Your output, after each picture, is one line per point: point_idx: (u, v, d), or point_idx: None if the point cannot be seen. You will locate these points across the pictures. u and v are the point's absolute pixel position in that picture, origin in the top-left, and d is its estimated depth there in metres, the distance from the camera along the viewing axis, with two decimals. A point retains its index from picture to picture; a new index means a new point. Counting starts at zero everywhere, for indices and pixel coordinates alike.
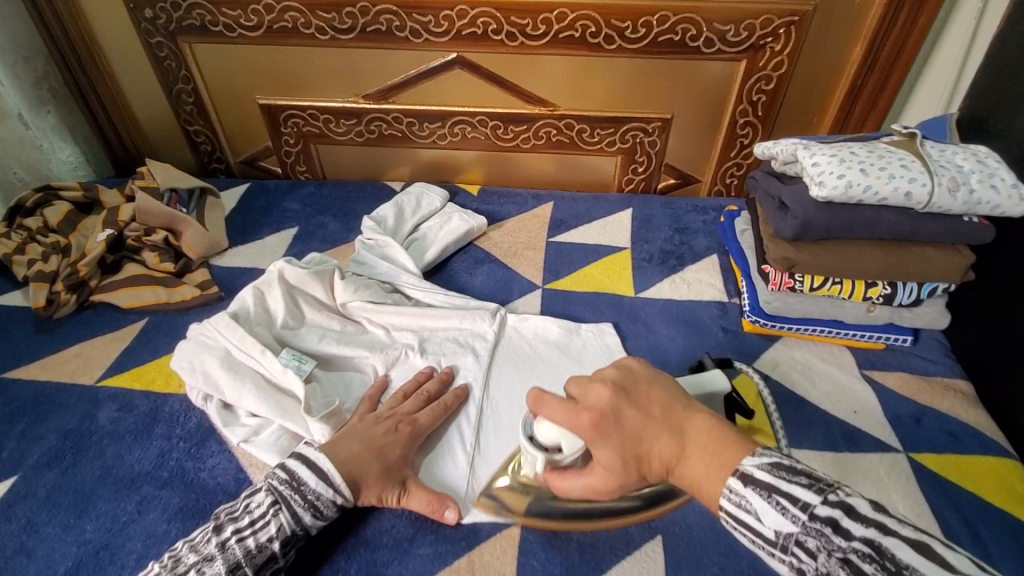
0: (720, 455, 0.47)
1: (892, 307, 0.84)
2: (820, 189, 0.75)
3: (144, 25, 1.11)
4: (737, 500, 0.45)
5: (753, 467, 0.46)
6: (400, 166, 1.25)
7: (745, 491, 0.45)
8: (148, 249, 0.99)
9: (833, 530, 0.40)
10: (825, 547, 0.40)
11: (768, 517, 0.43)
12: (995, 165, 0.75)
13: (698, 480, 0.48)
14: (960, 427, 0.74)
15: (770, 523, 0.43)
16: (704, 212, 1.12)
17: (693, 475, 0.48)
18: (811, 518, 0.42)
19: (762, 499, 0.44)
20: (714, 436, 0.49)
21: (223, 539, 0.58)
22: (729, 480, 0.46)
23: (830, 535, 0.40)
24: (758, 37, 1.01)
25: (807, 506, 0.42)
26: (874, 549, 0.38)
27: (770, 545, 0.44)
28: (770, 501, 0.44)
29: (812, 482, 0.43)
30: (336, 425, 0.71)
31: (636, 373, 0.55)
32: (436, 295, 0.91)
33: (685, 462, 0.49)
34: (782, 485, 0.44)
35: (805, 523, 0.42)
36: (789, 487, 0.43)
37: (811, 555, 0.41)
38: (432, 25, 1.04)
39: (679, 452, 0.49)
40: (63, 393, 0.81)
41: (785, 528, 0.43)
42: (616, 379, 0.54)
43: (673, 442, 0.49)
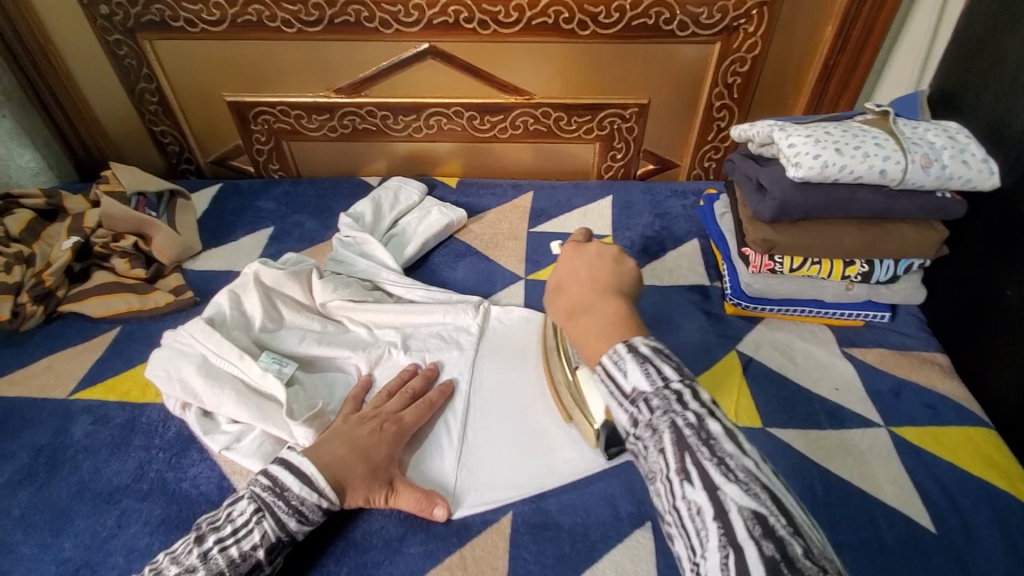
0: (614, 328, 0.53)
1: (870, 285, 0.85)
2: (797, 169, 0.75)
3: (101, 23, 1.07)
4: (615, 359, 0.49)
5: (640, 342, 0.49)
6: (376, 160, 1.23)
7: (626, 354, 0.48)
8: (117, 255, 0.96)
9: (679, 399, 0.45)
10: (666, 408, 0.45)
11: (632, 376, 0.47)
12: (966, 141, 0.75)
13: (584, 333, 0.54)
14: (940, 400, 0.76)
15: (631, 381, 0.47)
16: (684, 197, 1.12)
17: (583, 328, 0.55)
18: (667, 386, 0.46)
19: (635, 363, 0.48)
20: (618, 315, 0.54)
21: (204, 549, 0.57)
22: (617, 345, 0.50)
23: (676, 403, 0.45)
24: (731, 18, 1.00)
25: (669, 377, 0.46)
26: (702, 422, 0.44)
27: (621, 398, 0.47)
28: (641, 366, 0.47)
29: (676, 368, 0.48)
30: (320, 427, 0.70)
31: (622, 263, 0.63)
32: (418, 290, 0.89)
33: (583, 316, 0.56)
34: (656, 359, 0.48)
35: (660, 387, 0.46)
36: (662, 363, 0.47)
37: (650, 410, 0.46)
38: (402, 14, 1.01)
39: (586, 303, 0.57)
40: (35, 408, 0.78)
41: (641, 387, 0.46)
42: (606, 250, 0.65)
43: (590, 298, 0.57)
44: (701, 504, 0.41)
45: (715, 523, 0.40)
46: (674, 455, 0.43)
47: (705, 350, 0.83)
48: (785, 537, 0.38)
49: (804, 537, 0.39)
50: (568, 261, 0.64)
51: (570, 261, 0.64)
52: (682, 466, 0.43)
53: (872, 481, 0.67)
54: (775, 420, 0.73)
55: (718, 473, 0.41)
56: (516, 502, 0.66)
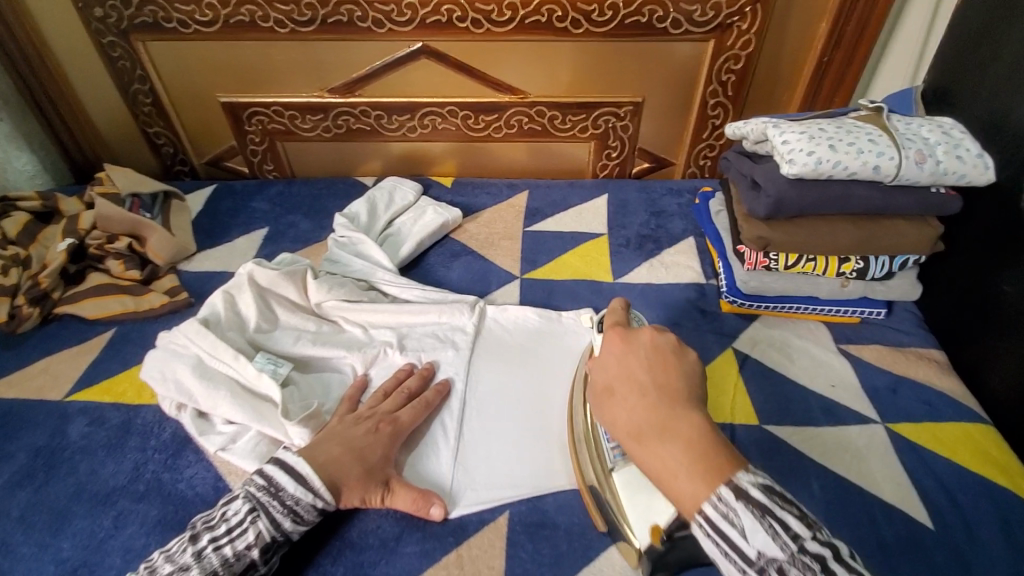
0: (702, 463, 0.45)
1: (865, 281, 0.85)
2: (791, 166, 0.75)
3: (95, 25, 1.07)
4: (722, 510, 0.43)
5: (747, 482, 0.43)
6: (370, 161, 1.23)
7: (737, 505, 0.42)
8: (112, 257, 0.96)
9: (821, 567, 0.41)
10: None
11: (755, 537, 0.42)
12: (959, 136, 0.76)
13: (661, 462, 0.46)
14: (935, 394, 0.76)
15: (756, 543, 0.42)
16: (679, 195, 1.12)
17: (658, 459, 0.46)
18: (801, 551, 0.41)
19: (753, 518, 0.42)
20: (703, 445, 0.46)
21: (199, 548, 0.57)
22: (718, 489, 0.43)
23: (818, 573, 0.40)
24: (724, 16, 1.00)
25: (800, 536, 0.42)
26: None
27: (746, 565, 0.42)
28: (761, 522, 0.42)
29: (800, 515, 0.43)
30: (315, 427, 0.69)
31: (682, 357, 0.53)
32: (413, 290, 0.89)
33: (657, 440, 0.47)
34: (773, 507, 0.42)
35: (794, 552, 0.41)
36: (783, 513, 0.42)
37: None
38: (396, 14, 1.01)
39: (656, 421, 0.48)
40: (31, 410, 0.78)
41: (769, 552, 0.41)
42: (661, 339, 0.54)
43: (660, 416, 0.48)
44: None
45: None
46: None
47: (701, 347, 0.83)
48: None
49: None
50: (616, 357, 0.54)
51: (620, 360, 0.53)
52: None
53: (868, 476, 0.67)
54: (771, 416, 0.73)
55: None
56: (513, 502, 0.66)
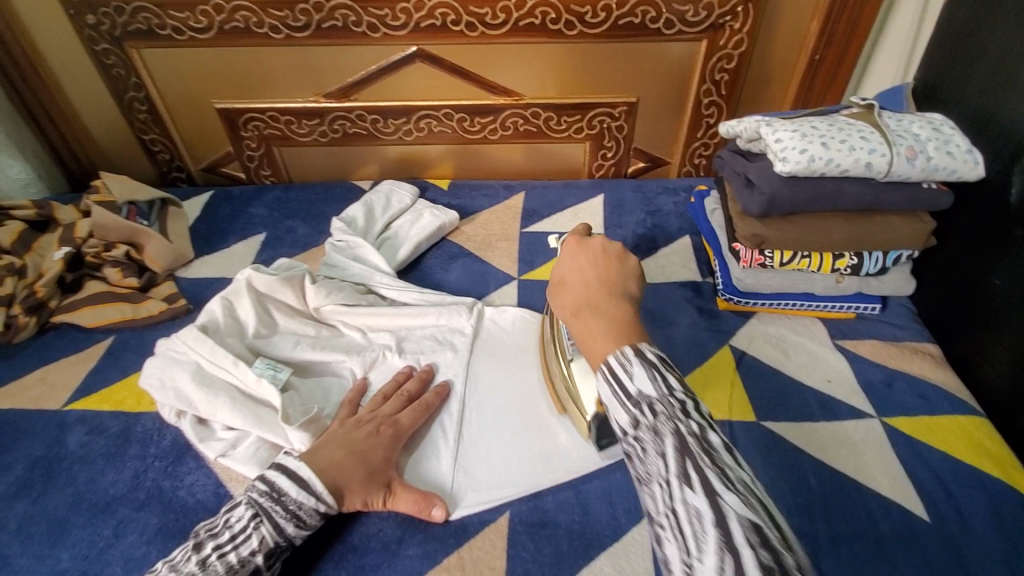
0: (620, 329, 0.53)
1: (860, 278, 0.85)
2: (784, 164, 0.76)
3: (88, 33, 1.07)
4: (621, 360, 0.49)
5: (646, 349, 0.51)
6: (367, 164, 1.23)
7: (633, 357, 0.49)
8: (109, 265, 0.95)
9: (683, 409, 0.46)
10: (670, 414, 0.45)
11: (639, 379, 0.48)
12: (950, 132, 0.76)
13: (587, 330, 0.55)
14: (931, 390, 0.77)
15: (638, 384, 0.48)
16: (675, 194, 1.13)
17: (587, 326, 0.55)
18: (672, 394, 0.47)
19: (643, 367, 0.48)
20: (622, 324, 0.54)
21: (204, 557, 0.56)
22: (624, 348, 0.51)
23: (680, 412, 0.46)
24: (717, 16, 1.01)
25: (674, 387, 0.47)
26: (703, 435, 0.45)
27: (625, 400, 0.48)
28: (647, 372, 0.48)
29: (678, 380, 0.49)
30: (316, 431, 0.70)
31: (625, 259, 0.62)
32: (411, 293, 0.90)
33: (589, 314, 0.56)
34: (662, 367, 0.49)
35: (666, 395, 0.47)
36: (666, 372, 0.49)
37: (654, 414, 0.46)
38: (390, 18, 1.01)
39: (593, 302, 0.57)
40: (30, 419, 0.78)
41: (647, 391, 0.47)
42: (611, 245, 0.64)
43: (596, 298, 0.57)
44: (700, 507, 0.40)
45: (715, 530, 0.39)
46: (674, 460, 0.43)
47: (698, 345, 0.83)
48: (780, 548, 0.38)
49: (794, 554, 0.39)
50: (571, 256, 0.64)
51: (573, 258, 0.63)
52: (683, 471, 0.43)
53: (866, 471, 0.68)
54: (768, 413, 0.74)
55: (717, 480, 0.41)
56: (513, 500, 0.66)
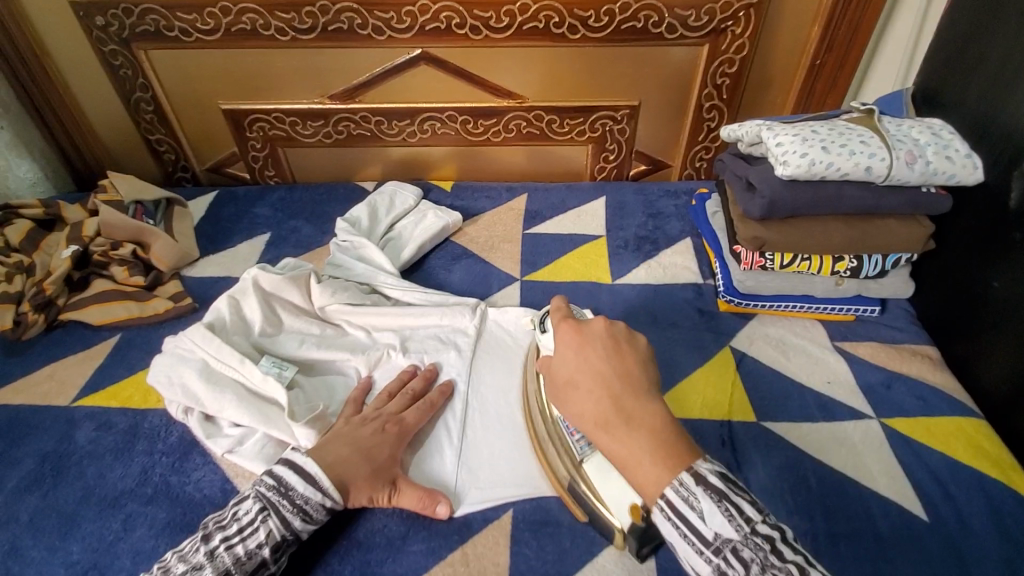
0: (663, 449, 0.51)
1: (859, 279, 0.86)
2: (785, 167, 0.77)
3: (96, 33, 1.08)
4: (683, 494, 0.49)
5: (706, 470, 0.50)
6: (371, 166, 1.24)
7: (697, 489, 0.49)
8: (116, 263, 0.96)
9: (770, 546, 0.47)
10: (760, 559, 0.46)
11: (713, 520, 0.48)
12: (948, 137, 0.77)
13: (627, 450, 0.52)
14: (927, 389, 0.78)
15: (713, 525, 0.48)
16: (676, 196, 1.14)
17: (623, 446, 0.52)
18: (753, 532, 0.47)
19: (711, 501, 0.48)
20: (662, 443, 0.51)
21: (211, 547, 0.57)
22: (679, 475, 0.50)
23: (767, 551, 0.46)
24: (719, 20, 1.02)
25: (751, 518, 0.48)
26: (802, 571, 0.45)
27: (704, 547, 0.48)
28: (718, 505, 0.48)
29: (750, 502, 0.49)
30: (321, 428, 0.71)
31: (634, 344, 0.60)
32: (415, 293, 0.90)
33: (623, 427, 0.53)
34: (730, 494, 0.49)
35: (746, 534, 0.47)
36: (737, 498, 0.49)
37: (744, 563, 0.47)
38: (395, 21, 1.03)
39: (622, 410, 0.54)
40: (39, 415, 0.79)
41: (725, 532, 0.48)
42: (613, 328, 0.61)
43: (624, 406, 0.54)
44: None
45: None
46: None
47: (699, 346, 0.84)
48: None
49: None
50: (574, 350, 0.59)
51: (577, 354, 0.59)
52: None
53: (863, 470, 0.69)
54: (768, 413, 0.75)
55: None
56: (516, 500, 0.67)
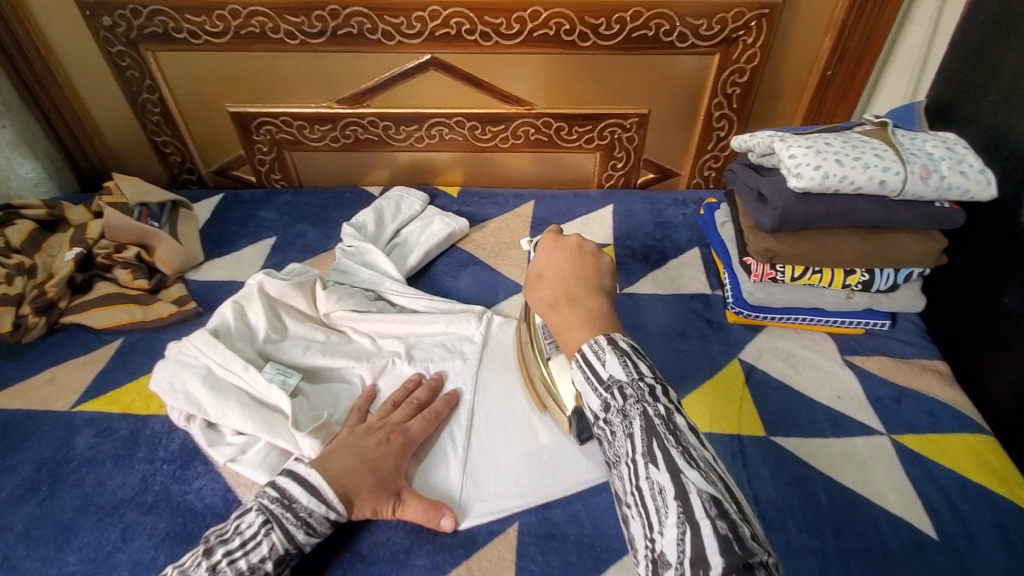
0: (595, 322, 0.56)
1: (871, 294, 0.85)
2: (798, 180, 0.76)
3: (103, 35, 1.07)
4: (595, 349, 0.52)
5: (620, 339, 0.53)
6: (377, 170, 1.24)
7: (607, 345, 0.52)
8: (120, 266, 0.95)
9: (651, 391, 0.48)
10: (638, 396, 0.48)
11: (611, 366, 0.50)
12: (963, 151, 0.77)
13: (564, 322, 0.58)
14: (941, 408, 0.76)
15: (609, 369, 0.50)
16: (684, 206, 1.13)
17: (566, 319, 0.58)
18: (641, 379, 0.49)
19: (615, 355, 0.51)
20: (595, 320, 0.56)
21: (213, 563, 0.56)
22: (598, 337, 0.53)
23: (648, 395, 0.48)
24: (730, 30, 1.01)
25: (644, 372, 0.50)
26: (669, 415, 0.47)
27: (597, 384, 0.50)
28: (620, 359, 0.50)
29: (651, 367, 0.51)
30: (326, 438, 0.70)
31: (601, 258, 0.65)
32: (421, 300, 0.90)
33: (566, 307, 0.59)
34: (634, 356, 0.51)
35: (635, 378, 0.49)
36: (638, 359, 0.51)
37: (623, 396, 0.48)
38: (405, 26, 1.02)
39: (569, 295, 0.60)
40: (37, 420, 0.78)
41: (617, 375, 0.49)
42: (585, 244, 0.66)
43: (573, 292, 0.60)
44: (664, 483, 0.43)
45: (675, 503, 0.42)
46: (642, 440, 0.46)
47: (708, 359, 0.83)
48: (737, 520, 0.40)
49: (750, 525, 0.41)
50: (549, 252, 0.66)
51: (550, 254, 0.65)
52: (648, 449, 0.45)
53: (876, 489, 0.67)
54: (778, 428, 0.74)
55: (681, 457, 0.44)
56: (522, 511, 0.66)
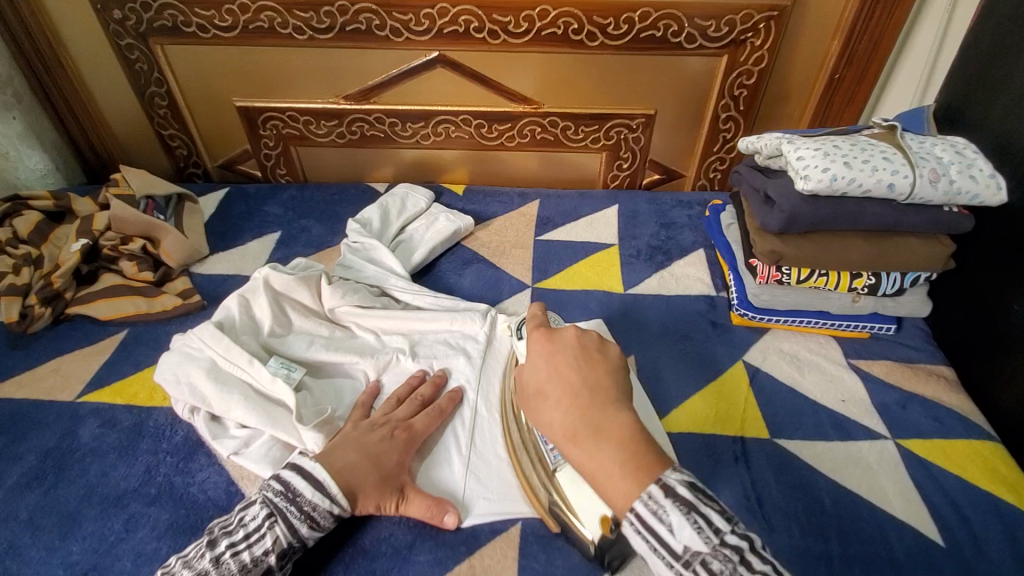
0: (631, 460, 0.51)
1: (876, 297, 0.85)
2: (806, 182, 0.76)
3: (113, 27, 1.07)
4: (652, 508, 0.48)
5: (674, 481, 0.49)
6: (382, 167, 1.24)
7: (665, 502, 0.48)
8: (126, 258, 0.96)
9: (738, 557, 0.46)
10: (728, 571, 0.45)
11: (681, 532, 0.47)
12: (972, 156, 0.76)
13: (596, 460, 0.52)
14: (943, 410, 0.76)
15: (682, 538, 0.46)
16: (689, 206, 1.13)
17: (593, 456, 0.52)
18: (721, 543, 0.46)
19: (680, 514, 0.47)
20: (630, 454, 0.51)
21: (217, 554, 0.56)
22: (648, 487, 0.49)
23: (735, 562, 0.45)
24: (739, 32, 1.01)
25: (720, 530, 0.46)
26: None
27: (673, 558, 0.47)
28: (687, 518, 0.47)
29: (719, 511, 0.48)
30: (329, 433, 0.70)
31: (604, 353, 0.61)
32: (425, 297, 0.90)
33: (593, 438, 0.53)
34: (698, 505, 0.48)
35: (715, 545, 0.46)
36: (705, 508, 0.47)
37: (712, 574, 0.46)
38: (414, 23, 1.02)
39: (592, 421, 0.54)
40: (42, 410, 0.78)
41: (694, 545, 0.46)
42: (584, 338, 0.62)
43: (592, 417, 0.54)
44: None
45: None
46: None
47: (712, 360, 0.83)
48: None
49: None
50: (545, 358, 0.60)
51: (548, 362, 0.60)
52: None
53: (878, 491, 0.67)
54: (781, 430, 0.74)
55: None
56: (525, 513, 0.66)
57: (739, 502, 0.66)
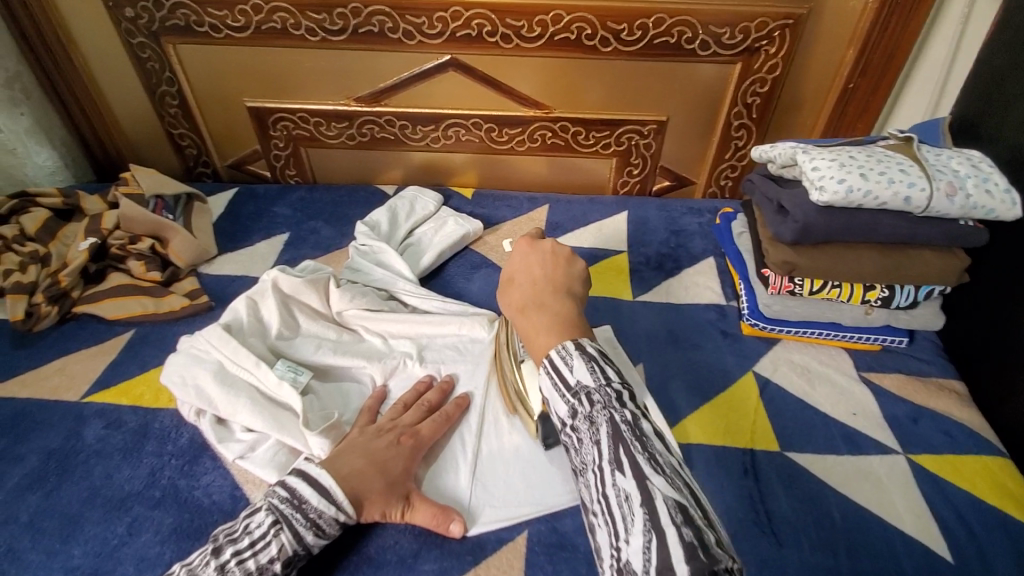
0: (560, 325, 0.60)
1: (890, 310, 0.84)
2: (821, 193, 0.75)
3: (125, 26, 1.07)
4: (562, 354, 0.55)
5: (583, 343, 0.56)
6: (391, 169, 1.23)
7: (572, 350, 0.55)
8: (134, 258, 0.95)
9: (618, 399, 0.50)
10: (604, 404, 0.50)
11: (577, 371, 0.53)
12: (989, 170, 0.75)
13: (531, 325, 0.62)
14: (959, 429, 0.75)
15: (576, 375, 0.53)
16: (699, 214, 1.12)
17: (532, 323, 0.62)
18: (608, 386, 0.51)
19: (582, 361, 0.54)
20: (559, 322, 0.61)
21: (221, 562, 0.56)
22: (564, 343, 0.57)
23: (614, 402, 0.50)
24: (753, 39, 1.00)
25: (609, 378, 0.52)
26: (637, 421, 0.49)
27: (566, 391, 0.53)
28: (585, 364, 0.54)
29: (616, 373, 0.54)
30: (336, 438, 0.69)
31: (572, 263, 0.71)
32: (434, 301, 0.89)
33: (534, 311, 0.63)
34: (600, 360, 0.54)
35: (602, 386, 0.51)
36: (604, 365, 0.53)
37: (590, 404, 0.51)
38: (426, 26, 1.02)
39: (537, 301, 0.64)
40: (46, 410, 0.78)
41: (583, 381, 0.52)
42: (559, 249, 0.72)
43: (541, 298, 0.65)
44: (629, 487, 0.45)
45: (641, 511, 0.43)
46: (609, 447, 0.48)
47: (722, 371, 0.82)
48: (702, 528, 0.41)
49: (714, 530, 0.43)
50: (522, 256, 0.71)
51: (524, 258, 0.70)
52: (615, 456, 0.47)
53: (893, 510, 0.66)
54: (793, 444, 0.73)
55: (648, 464, 0.45)
56: (531, 520, 0.65)
57: (748, 516, 0.65)
